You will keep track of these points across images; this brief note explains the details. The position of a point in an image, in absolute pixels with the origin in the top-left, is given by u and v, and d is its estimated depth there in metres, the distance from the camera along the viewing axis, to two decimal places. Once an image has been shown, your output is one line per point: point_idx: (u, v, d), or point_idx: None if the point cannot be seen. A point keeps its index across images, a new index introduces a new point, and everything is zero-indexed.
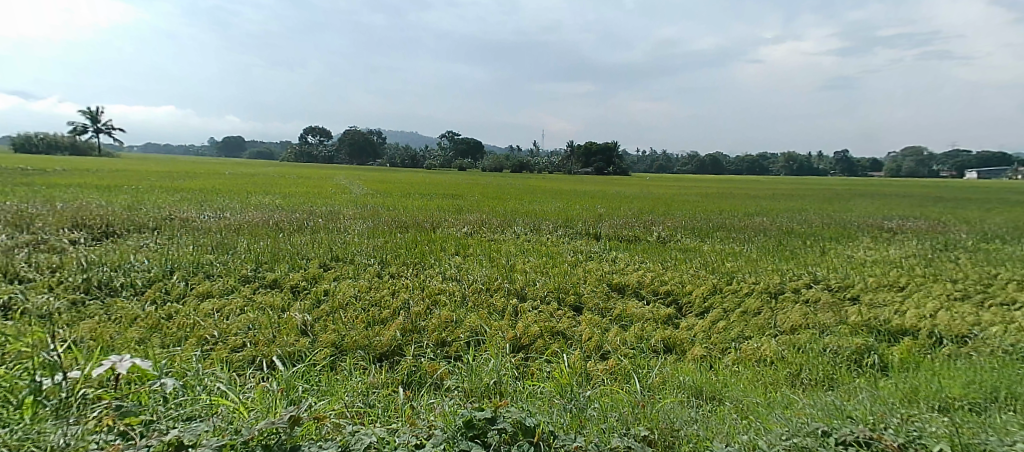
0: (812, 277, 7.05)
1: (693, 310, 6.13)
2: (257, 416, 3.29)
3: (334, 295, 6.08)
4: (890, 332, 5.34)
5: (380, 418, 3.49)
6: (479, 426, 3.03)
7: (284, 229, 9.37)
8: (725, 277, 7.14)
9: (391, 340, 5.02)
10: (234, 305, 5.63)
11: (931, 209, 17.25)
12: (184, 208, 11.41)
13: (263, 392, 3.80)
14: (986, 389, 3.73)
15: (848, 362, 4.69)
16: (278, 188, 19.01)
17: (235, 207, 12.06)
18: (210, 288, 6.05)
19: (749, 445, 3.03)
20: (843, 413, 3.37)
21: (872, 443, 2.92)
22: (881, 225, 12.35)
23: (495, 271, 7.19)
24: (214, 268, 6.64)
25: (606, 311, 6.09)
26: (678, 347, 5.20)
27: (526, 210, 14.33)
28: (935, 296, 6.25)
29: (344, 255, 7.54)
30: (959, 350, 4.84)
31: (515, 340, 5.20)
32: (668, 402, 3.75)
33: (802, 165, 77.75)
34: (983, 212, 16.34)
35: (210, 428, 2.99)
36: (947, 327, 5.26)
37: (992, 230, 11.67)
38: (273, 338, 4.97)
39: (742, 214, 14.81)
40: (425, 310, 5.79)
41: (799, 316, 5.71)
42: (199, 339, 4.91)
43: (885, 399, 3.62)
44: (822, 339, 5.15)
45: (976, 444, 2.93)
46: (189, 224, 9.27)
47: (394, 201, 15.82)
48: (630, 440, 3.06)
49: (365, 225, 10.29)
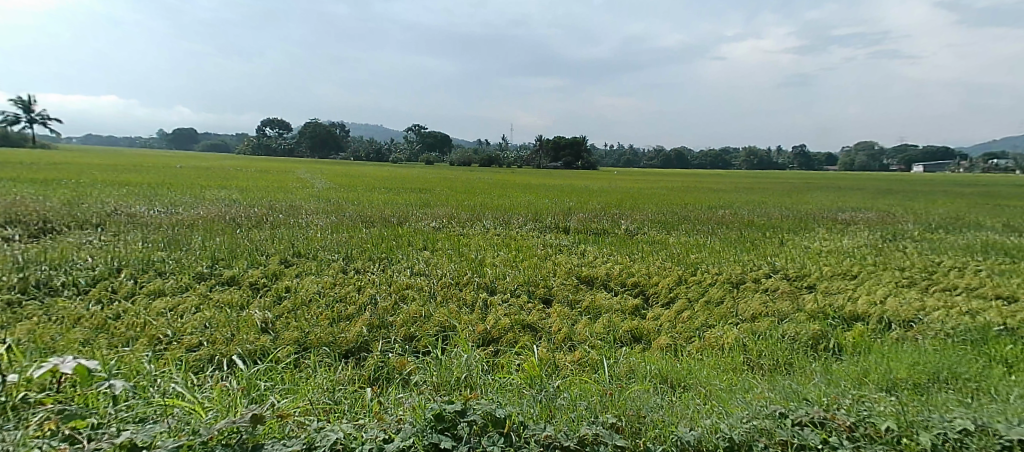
0: (771, 267, 7.30)
1: (659, 301, 6.28)
2: (215, 416, 3.22)
3: (296, 292, 5.96)
4: (843, 318, 5.59)
5: (347, 414, 3.45)
6: (449, 418, 3.04)
7: (241, 224, 9.12)
8: (689, 268, 7.32)
9: (357, 336, 4.96)
10: (189, 304, 5.46)
11: (883, 202, 17.92)
12: (131, 203, 10.96)
13: (222, 391, 3.70)
14: (931, 370, 3.95)
15: (805, 347, 4.88)
16: (234, 182, 18.44)
17: (188, 202, 11.65)
18: (161, 286, 5.84)
19: (711, 428, 3.12)
20: (800, 395, 3.52)
21: (826, 423, 3.07)
22: (835, 217, 12.86)
23: (464, 265, 7.17)
24: (166, 265, 6.42)
25: (576, 303, 6.17)
26: (645, 337, 5.32)
27: (494, 205, 14.26)
28: (884, 283, 6.55)
29: (306, 250, 7.41)
30: (905, 334, 5.08)
31: (485, 334, 5.22)
32: (636, 390, 3.84)
33: (761, 161, 79.97)
34: (929, 204, 17.08)
35: (165, 429, 2.92)
36: (895, 313, 5.52)
37: (936, 220, 12.25)
38: (231, 336, 4.84)
39: (706, 208, 15.11)
40: (393, 305, 5.75)
41: (759, 304, 5.92)
42: (151, 339, 4.76)
43: (839, 381, 3.80)
44: (781, 326, 5.35)
45: (920, 420, 3.09)
46: (137, 220, 8.90)
47: (358, 196, 15.54)
48: (598, 427, 3.11)
49: (328, 220, 10.11)
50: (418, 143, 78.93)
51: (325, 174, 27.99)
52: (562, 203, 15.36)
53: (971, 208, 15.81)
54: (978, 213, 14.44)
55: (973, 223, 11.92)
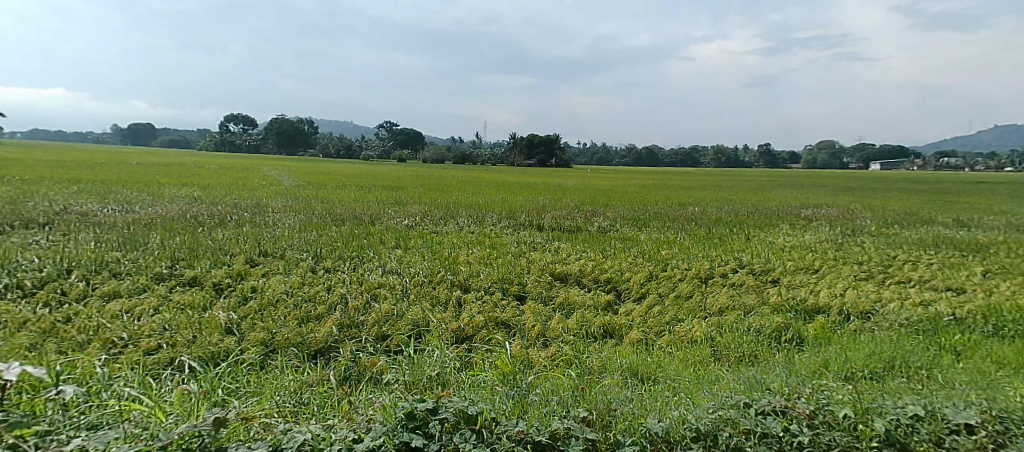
0: (737, 262, 7.49)
1: (631, 296, 6.37)
2: (175, 420, 3.13)
3: (262, 292, 5.84)
4: (806, 310, 5.77)
5: (315, 415, 3.40)
6: (421, 417, 3.04)
7: (203, 223, 8.86)
8: (660, 264, 7.46)
9: (326, 336, 4.89)
10: (146, 305, 5.29)
11: (842, 198, 18.61)
12: (83, 201, 10.52)
13: (183, 395, 3.60)
14: (885, 358, 4.12)
15: (769, 339, 5.03)
16: (195, 180, 17.89)
17: (146, 201, 11.25)
18: (116, 288, 5.64)
19: (679, 419, 3.19)
20: (763, 385, 3.63)
21: (787, 412, 3.17)
22: (799, 213, 13.27)
23: (437, 263, 7.15)
24: (121, 266, 6.21)
25: (549, 299, 6.21)
26: (616, 332, 5.39)
27: (469, 203, 14.22)
28: (844, 277, 6.80)
29: (273, 250, 7.26)
30: (862, 325, 5.28)
31: (458, 331, 5.21)
32: (607, 384, 3.90)
33: (728, 159, 81.79)
34: (886, 201, 17.76)
35: (120, 436, 2.84)
36: (853, 305, 5.74)
37: (892, 216, 12.75)
38: (193, 338, 4.72)
39: (676, 205, 15.37)
40: (364, 304, 5.68)
41: (726, 298, 6.08)
42: (105, 343, 4.60)
43: (799, 372, 3.94)
44: (747, 319, 5.50)
45: (875, 407, 3.22)
46: (90, 219, 8.56)
47: (328, 194, 15.27)
48: (570, 421, 3.14)
49: (295, 218, 9.91)
50: (389, 140, 78.04)
51: (291, 171, 27.34)
52: (535, 201, 15.43)
53: (923, 204, 16.53)
54: (929, 208, 15.10)
55: (925, 219, 12.47)
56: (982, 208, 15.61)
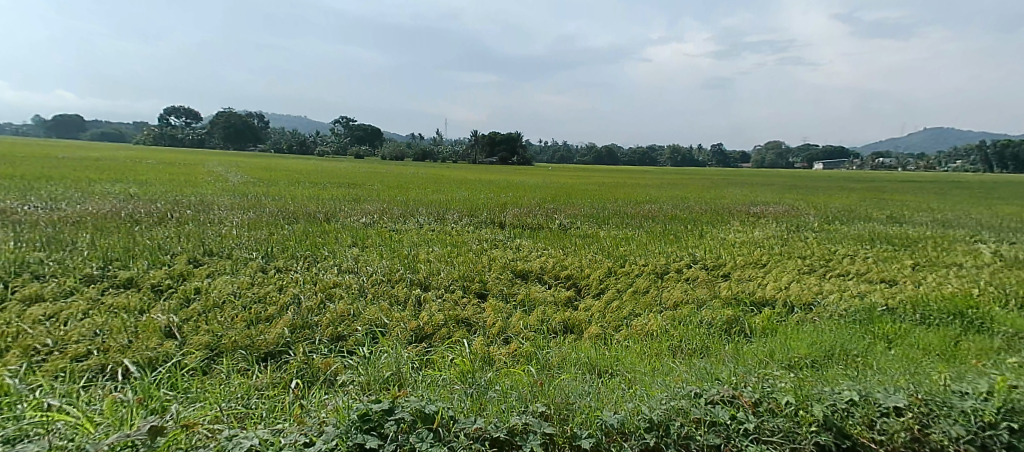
0: (691, 258, 7.70)
1: (591, 291, 6.46)
2: (106, 430, 2.97)
3: (207, 293, 5.61)
4: (754, 303, 5.98)
5: (264, 420, 3.28)
6: (375, 418, 2.98)
7: (141, 221, 8.43)
8: (618, 260, 7.58)
9: (277, 338, 4.73)
10: (74, 309, 4.99)
11: (789, 196, 19.42)
12: (5, 199, 9.79)
13: (116, 403, 3.42)
14: (826, 347, 4.32)
15: (721, 331, 5.18)
16: (133, 176, 16.98)
17: (77, 198, 10.59)
18: (39, 291, 5.29)
19: (633, 410, 3.25)
20: (713, 375, 3.74)
21: (734, 401, 3.27)
22: (748, 210, 13.76)
23: (396, 261, 7.05)
24: (45, 268, 5.83)
25: (510, 296, 6.22)
26: (575, 328, 5.44)
27: (428, 200, 14.05)
28: (790, 271, 7.10)
29: (219, 249, 6.97)
30: (805, 315, 5.52)
31: (417, 330, 5.14)
32: (564, 379, 3.92)
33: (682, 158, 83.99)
34: (829, 198, 18.61)
35: (43, 449, 2.66)
36: (797, 297, 6.00)
37: (832, 213, 13.38)
38: (128, 343, 4.48)
39: (633, 202, 15.66)
40: (318, 304, 5.54)
41: (680, 293, 6.24)
42: (26, 350, 4.31)
43: (747, 362, 4.08)
44: (699, 312, 5.66)
45: (815, 393, 3.37)
46: (12, 218, 7.98)
47: (280, 191, 14.78)
48: (528, 417, 3.15)
49: (244, 216, 9.54)
50: (345, 137, 76.42)
51: (241, 168, 26.36)
52: (496, 199, 15.42)
53: (861, 202, 17.43)
54: (867, 206, 15.93)
55: (863, 215, 13.14)
56: (912, 205, 16.61)
